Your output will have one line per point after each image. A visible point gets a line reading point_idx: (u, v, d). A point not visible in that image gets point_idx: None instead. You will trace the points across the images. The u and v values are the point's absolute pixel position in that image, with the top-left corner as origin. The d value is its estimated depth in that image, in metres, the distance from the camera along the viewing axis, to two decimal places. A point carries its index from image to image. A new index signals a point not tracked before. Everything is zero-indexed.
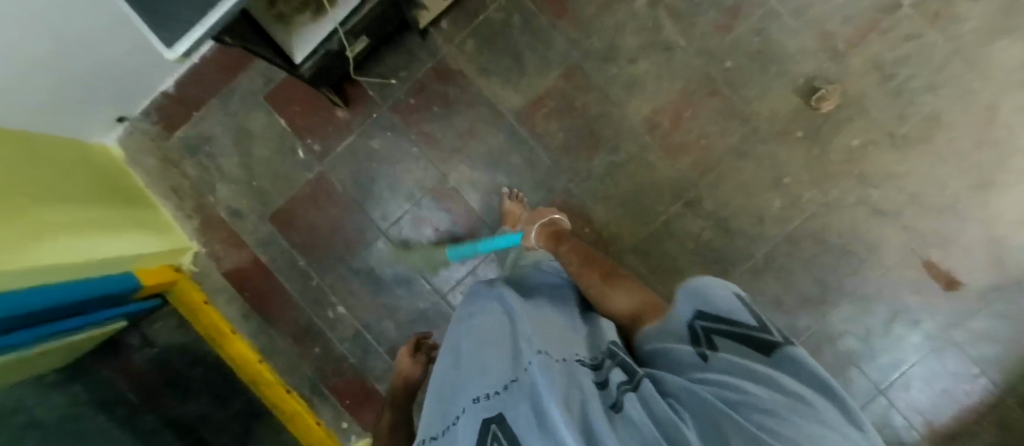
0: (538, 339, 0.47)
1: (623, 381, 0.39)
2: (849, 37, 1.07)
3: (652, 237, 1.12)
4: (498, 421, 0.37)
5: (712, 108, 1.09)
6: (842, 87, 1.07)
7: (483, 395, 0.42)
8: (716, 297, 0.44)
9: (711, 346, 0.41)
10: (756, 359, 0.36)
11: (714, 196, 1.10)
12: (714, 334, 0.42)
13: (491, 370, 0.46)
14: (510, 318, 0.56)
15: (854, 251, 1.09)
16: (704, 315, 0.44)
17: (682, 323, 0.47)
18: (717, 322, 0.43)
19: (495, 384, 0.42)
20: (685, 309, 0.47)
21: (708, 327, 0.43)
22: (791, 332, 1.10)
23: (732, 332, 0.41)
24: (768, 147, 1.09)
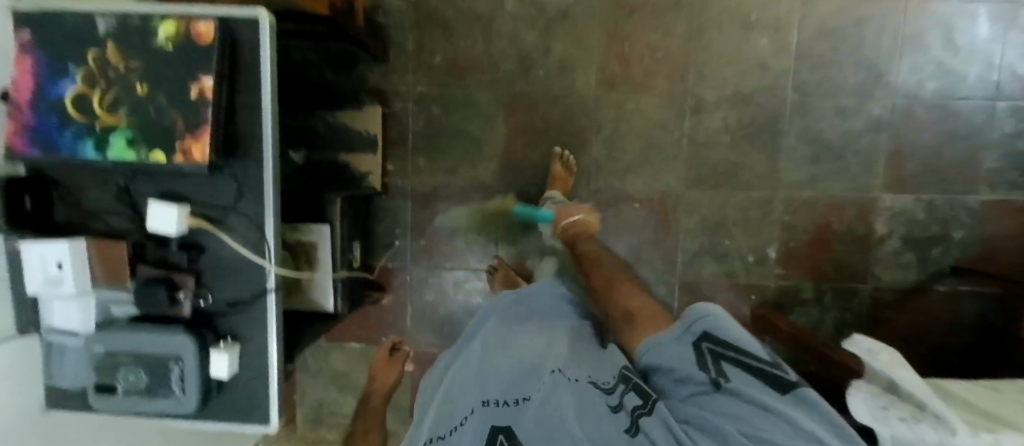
0: (550, 362, 0.49)
1: (638, 405, 0.44)
2: None
3: (693, 162, 1.07)
4: (506, 432, 0.40)
5: (642, 22, 1.02)
6: None
7: (494, 401, 0.44)
8: (724, 327, 0.49)
9: (719, 373, 0.46)
10: (766, 392, 0.42)
11: (712, 84, 1.03)
12: (721, 361, 0.47)
13: (500, 377, 0.48)
14: (515, 337, 0.57)
15: (866, 14, 0.99)
16: (712, 339, 0.49)
17: (683, 346, 0.50)
18: (738, 353, 0.47)
19: (509, 394, 0.45)
20: (686, 333, 0.51)
21: (718, 351, 0.48)
22: (876, 126, 1.03)
23: (739, 362, 0.46)
24: (716, 6, 1.01)
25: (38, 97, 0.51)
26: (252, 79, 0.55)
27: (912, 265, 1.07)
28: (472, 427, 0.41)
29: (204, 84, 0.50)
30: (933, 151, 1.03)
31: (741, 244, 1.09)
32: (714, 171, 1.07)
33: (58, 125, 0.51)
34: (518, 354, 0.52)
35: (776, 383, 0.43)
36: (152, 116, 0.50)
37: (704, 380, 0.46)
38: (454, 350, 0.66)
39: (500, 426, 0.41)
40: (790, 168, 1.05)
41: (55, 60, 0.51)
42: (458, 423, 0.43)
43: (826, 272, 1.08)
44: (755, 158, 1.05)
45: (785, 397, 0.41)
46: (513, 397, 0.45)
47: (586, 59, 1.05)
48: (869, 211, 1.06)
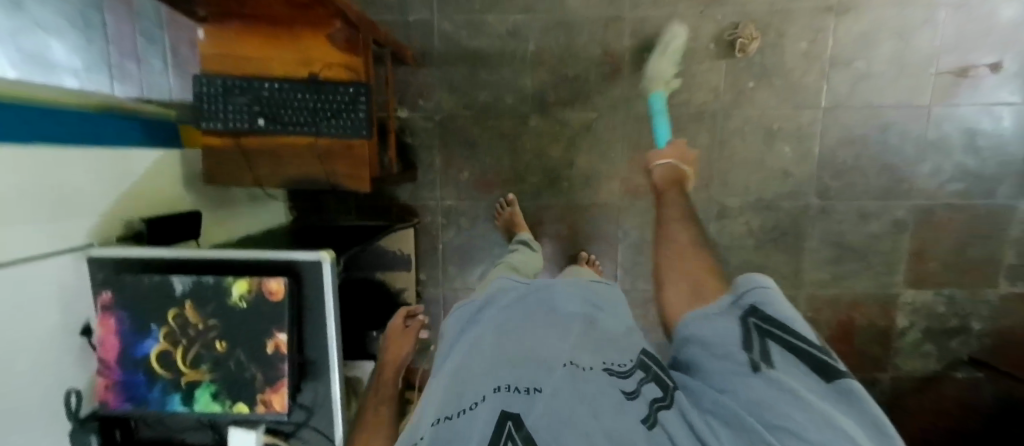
0: (563, 350, 0.39)
1: (659, 395, 0.35)
2: None
3: (720, 265, 1.08)
4: (514, 417, 0.30)
5: (665, 135, 1.03)
6: (750, 19, 0.96)
7: (508, 387, 0.33)
8: (770, 297, 0.37)
9: (761, 355, 0.33)
10: (807, 383, 0.30)
11: (736, 191, 1.05)
12: (766, 341, 0.34)
13: (516, 359, 0.37)
14: (518, 314, 0.45)
15: (888, 122, 1.00)
16: (761, 313, 0.36)
17: (725, 323, 0.38)
18: (771, 326, 0.35)
19: (521, 380, 0.34)
20: (732, 308, 0.39)
21: (761, 328, 0.35)
22: (899, 227, 1.04)
23: (784, 345, 0.33)
24: (738, 117, 1.01)
25: (125, 356, 0.55)
26: (318, 315, 0.58)
27: (931, 354, 1.10)
28: (483, 413, 0.31)
29: (279, 340, 0.54)
30: (955, 250, 1.04)
31: None
32: (740, 273, 1.08)
33: (145, 380, 0.55)
34: (531, 334, 0.41)
35: (804, 368, 0.31)
36: (234, 370, 0.55)
37: (741, 362, 0.34)
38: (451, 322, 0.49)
39: (505, 411, 0.30)
40: (813, 270, 1.07)
41: (138, 321, 0.55)
42: (468, 406, 0.32)
43: (852, 363, 1.11)
44: (779, 260, 1.07)
45: (819, 388, 0.30)
46: (526, 384, 0.34)
47: (611, 171, 1.06)
48: (891, 308, 1.08)
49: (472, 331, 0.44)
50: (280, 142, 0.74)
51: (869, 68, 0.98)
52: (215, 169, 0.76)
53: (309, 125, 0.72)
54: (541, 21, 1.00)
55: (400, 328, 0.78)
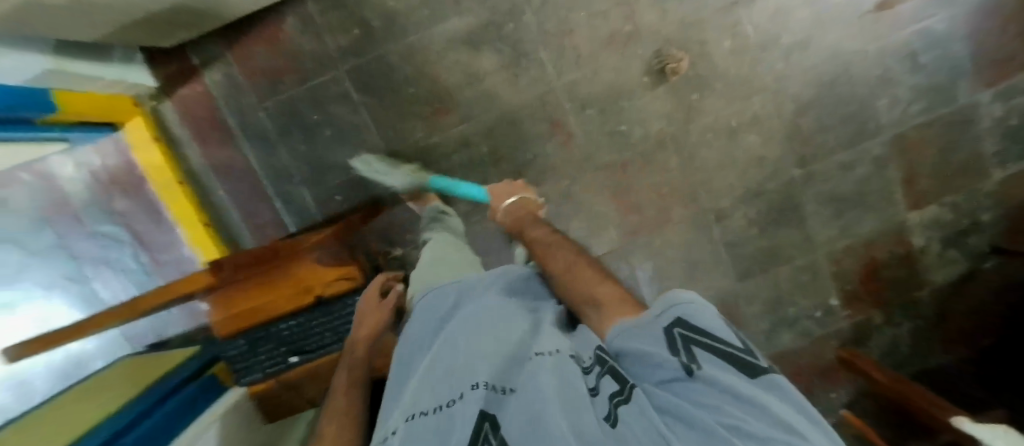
0: (532, 349, 0.45)
1: (615, 388, 0.38)
2: (619, 10, 0.96)
3: (734, 262, 1.11)
4: (489, 419, 0.34)
5: (637, 172, 1.05)
6: (670, 42, 0.97)
7: (484, 384, 0.39)
8: (695, 310, 0.42)
9: (688, 357, 0.38)
10: (739, 380, 0.34)
11: (723, 194, 1.07)
12: (691, 346, 0.39)
13: (491, 360, 0.43)
14: (480, 318, 0.52)
15: (835, 76, 1.01)
16: (685, 325, 0.41)
17: (653, 334, 0.42)
18: (692, 332, 0.40)
19: (498, 380, 0.40)
20: (658, 321, 0.43)
21: (685, 336, 0.40)
22: (881, 163, 1.07)
23: (706, 346, 0.38)
24: (697, 130, 1.03)
25: None
26: None
27: (957, 259, 1.14)
28: (464, 408, 0.36)
29: None
30: (937, 162, 1.08)
31: (807, 305, 1.15)
32: (756, 261, 1.11)
33: None
34: (500, 338, 0.48)
35: (728, 370, 0.35)
36: None
37: (673, 366, 0.37)
38: (421, 317, 0.59)
39: (484, 410, 0.35)
40: (821, 231, 1.10)
41: None
42: (447, 403, 0.38)
43: (888, 295, 1.16)
44: (788, 236, 1.10)
45: (752, 382, 0.34)
46: (500, 383, 0.39)
47: (602, 223, 1.08)
48: (903, 234, 1.11)
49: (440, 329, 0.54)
50: (314, 367, 0.78)
51: (796, 38, 0.99)
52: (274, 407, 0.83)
53: (336, 341, 0.78)
54: (482, 123, 1.02)
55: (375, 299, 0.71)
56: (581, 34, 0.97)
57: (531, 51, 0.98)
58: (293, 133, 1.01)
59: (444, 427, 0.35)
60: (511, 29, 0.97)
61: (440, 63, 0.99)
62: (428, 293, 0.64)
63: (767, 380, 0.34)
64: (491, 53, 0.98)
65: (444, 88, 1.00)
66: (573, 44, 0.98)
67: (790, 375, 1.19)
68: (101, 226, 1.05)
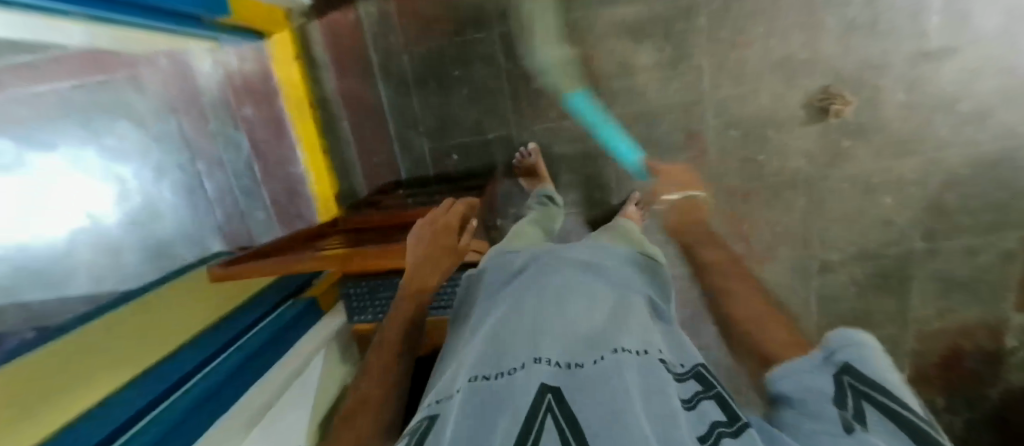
0: (613, 337, 0.41)
1: (725, 418, 0.36)
2: (801, 34, 0.90)
3: (822, 314, 1.10)
4: (554, 392, 0.33)
5: (758, 204, 1.03)
6: (841, 81, 0.92)
7: (549, 360, 0.38)
8: (860, 359, 0.34)
9: (855, 412, 0.31)
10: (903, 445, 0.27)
11: (835, 247, 1.05)
12: (860, 399, 0.31)
13: (561, 339, 0.42)
14: (561, 290, 0.50)
15: (999, 157, 0.95)
16: (854, 372, 0.34)
17: (821, 379, 0.36)
18: (863, 383, 0.32)
19: (569, 359, 0.39)
20: (824, 366, 0.37)
21: (850, 383, 0.33)
22: (1009, 256, 1.02)
23: (868, 396, 0.31)
24: (835, 178, 0.99)
25: None
26: None
27: None
28: (526, 378, 0.36)
29: None
30: None
31: None
32: (843, 319, 1.10)
33: None
34: (577, 317, 0.45)
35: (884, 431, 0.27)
36: None
37: (833, 418, 0.32)
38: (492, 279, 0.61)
39: (546, 384, 0.34)
40: (919, 306, 1.08)
41: None
42: (509, 371, 0.38)
43: (965, 387, 1.12)
44: (884, 303, 1.08)
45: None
46: (569, 362, 0.38)
47: None
48: (1002, 330, 1.08)
49: (513, 291, 0.54)
50: None
51: (976, 107, 0.92)
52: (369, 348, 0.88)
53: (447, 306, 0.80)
54: (618, 117, 1.00)
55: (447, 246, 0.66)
56: (752, 51, 0.92)
57: (694, 56, 0.94)
58: (430, 82, 1.03)
59: (504, 394, 0.34)
60: (682, 28, 0.92)
61: (595, 47, 0.96)
62: (500, 253, 0.67)
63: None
64: (651, 49, 0.94)
65: (592, 75, 0.98)
66: (738, 59, 0.93)
67: None
68: (225, 129, 0.98)
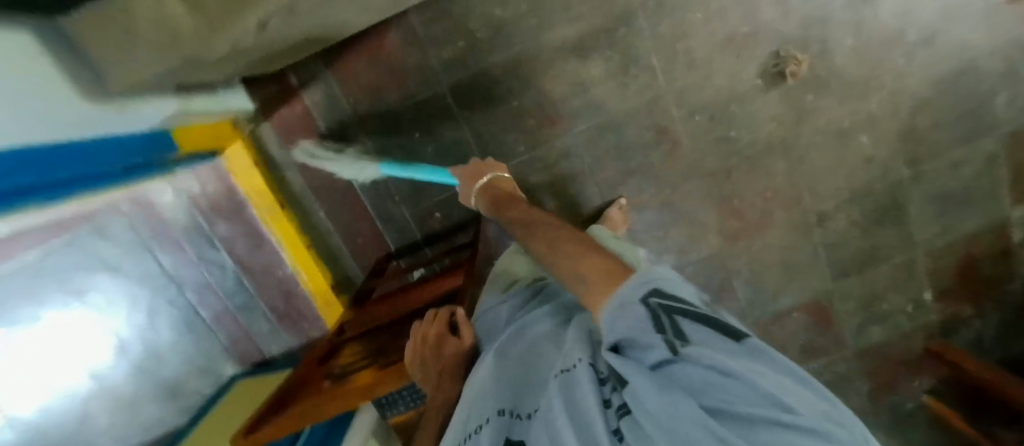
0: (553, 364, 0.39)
1: (622, 400, 0.29)
2: (738, 10, 0.91)
3: (832, 261, 1.11)
4: None
5: (742, 177, 1.03)
6: (789, 43, 0.93)
7: (509, 411, 0.37)
8: (672, 284, 0.31)
9: (674, 333, 0.27)
10: (727, 351, 0.25)
11: (828, 197, 1.05)
12: (674, 317, 0.28)
13: (511, 381, 0.41)
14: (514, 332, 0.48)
15: (957, 73, 0.97)
16: (661, 294, 0.29)
17: (628, 309, 0.30)
18: (674, 304, 0.29)
19: (522, 404, 0.38)
20: (631, 290, 0.31)
21: (662, 308, 0.28)
22: (993, 160, 1.04)
23: (695, 320, 0.27)
24: (808, 133, 1.00)
25: None
26: None
27: None
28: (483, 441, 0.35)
29: None
30: None
31: (898, 301, 1.16)
32: (853, 261, 1.12)
33: None
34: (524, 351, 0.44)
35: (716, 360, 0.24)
36: None
37: (653, 347, 0.27)
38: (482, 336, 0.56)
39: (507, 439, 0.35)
40: (923, 229, 1.09)
41: None
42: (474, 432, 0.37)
43: (983, 290, 1.15)
44: (889, 236, 1.09)
45: (735, 350, 0.25)
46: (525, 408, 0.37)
47: (703, 230, 1.07)
48: (1005, 229, 1.10)
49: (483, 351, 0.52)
50: None
51: (922, 33, 0.93)
52: (413, 435, 0.91)
53: None
54: (586, 133, 1.00)
55: (442, 339, 0.53)
56: (697, 38, 0.93)
57: (643, 57, 0.94)
58: (394, 151, 1.02)
59: None
60: (622, 34, 0.93)
61: (546, 74, 0.96)
62: (486, 309, 0.60)
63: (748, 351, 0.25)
64: (599, 61, 0.94)
65: (549, 101, 0.97)
66: (685, 49, 0.94)
67: (874, 367, 1.21)
68: (205, 252, 0.97)
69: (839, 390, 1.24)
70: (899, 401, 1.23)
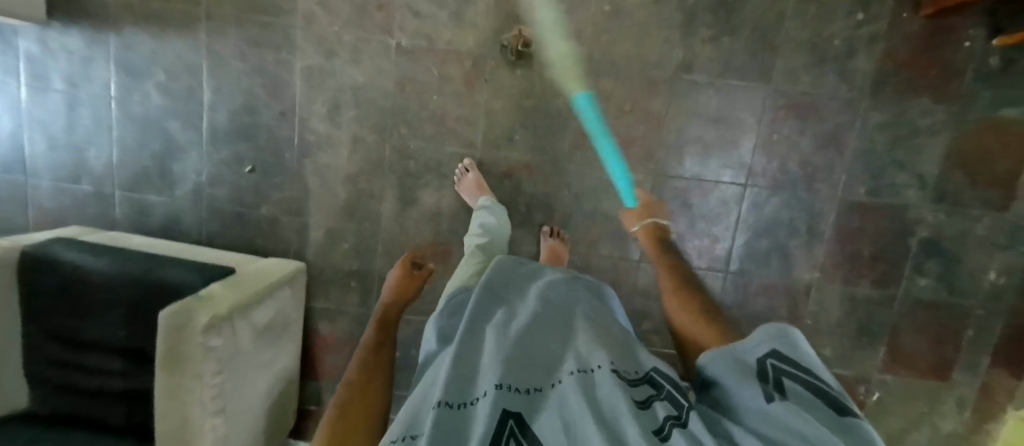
0: (570, 363, 0.45)
1: (670, 410, 0.36)
2: (451, 62, 0.98)
3: (745, 73, 0.98)
4: (514, 416, 0.38)
5: (595, 123, 1.01)
6: (503, 34, 0.97)
7: (508, 385, 0.42)
8: (795, 348, 0.40)
9: (777, 390, 0.36)
10: (823, 415, 0.33)
11: (669, 50, 0.97)
12: (782, 378, 0.38)
13: (530, 370, 0.45)
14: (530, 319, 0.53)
15: None
16: (780, 355, 0.40)
17: (743, 363, 0.41)
18: (788, 364, 0.39)
19: (522, 381, 0.43)
20: (751, 348, 0.41)
21: (777, 368, 0.39)
22: None
23: (803, 381, 0.37)
24: (594, 46, 0.98)
25: None
26: None
27: None
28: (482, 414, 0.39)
29: None
30: None
31: (845, 19, 0.95)
32: (761, 52, 0.97)
33: None
34: (537, 347, 0.49)
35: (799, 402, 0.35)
36: None
37: (759, 392, 0.37)
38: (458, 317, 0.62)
39: (506, 410, 0.39)
40: None
41: None
42: (474, 405, 0.42)
43: None
44: (758, 2, 0.95)
45: (830, 417, 0.33)
46: (526, 386, 0.43)
47: (622, 181, 1.04)
48: None
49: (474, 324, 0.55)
50: None
51: None
52: None
53: None
54: None
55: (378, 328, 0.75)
56: (451, 105, 1.00)
57: (441, 156, 1.03)
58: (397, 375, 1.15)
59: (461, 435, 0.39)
60: (415, 161, 1.03)
61: (408, 236, 1.06)
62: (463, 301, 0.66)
63: (848, 425, 0.32)
64: (423, 191, 1.04)
65: (428, 245, 1.07)
66: (456, 120, 1.01)
67: (908, 80, 0.98)
68: None
69: (909, 129, 1.00)
70: (975, 72, 0.97)
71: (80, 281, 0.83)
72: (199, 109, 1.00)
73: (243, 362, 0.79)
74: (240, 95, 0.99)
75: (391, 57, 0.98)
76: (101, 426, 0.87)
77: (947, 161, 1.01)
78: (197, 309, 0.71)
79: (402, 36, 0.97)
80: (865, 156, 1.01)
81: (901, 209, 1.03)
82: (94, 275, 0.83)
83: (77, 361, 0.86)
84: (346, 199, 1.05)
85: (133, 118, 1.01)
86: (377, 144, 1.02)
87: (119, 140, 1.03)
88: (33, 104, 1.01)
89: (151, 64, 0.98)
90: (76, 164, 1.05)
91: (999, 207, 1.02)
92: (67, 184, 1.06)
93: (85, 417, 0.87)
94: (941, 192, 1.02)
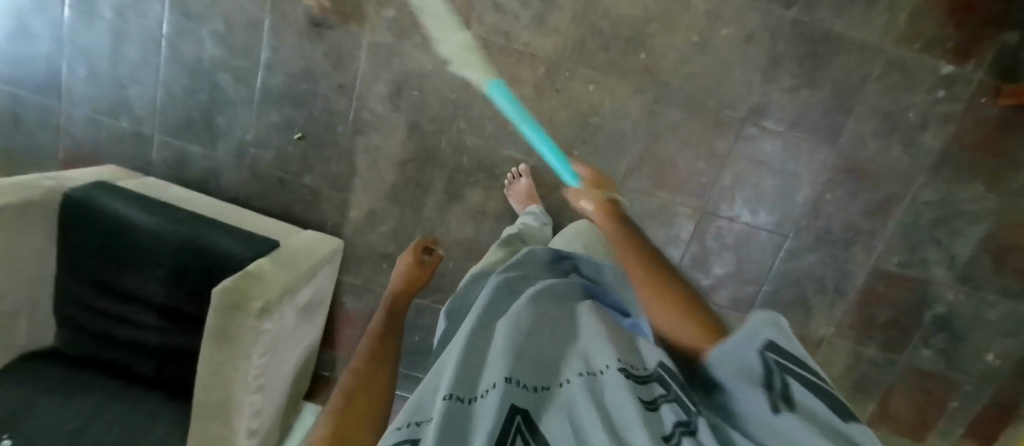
0: (577, 357, 0.39)
1: (679, 411, 0.28)
2: (525, 65, 0.95)
3: (814, 129, 0.97)
4: (521, 417, 0.32)
5: (656, 152, 1.00)
6: (584, 47, 0.93)
7: (514, 380, 0.35)
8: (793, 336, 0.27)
9: (780, 395, 0.24)
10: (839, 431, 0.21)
11: (746, 93, 0.96)
12: (784, 380, 0.25)
13: (539, 363, 0.39)
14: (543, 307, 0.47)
15: None
16: (780, 348, 0.26)
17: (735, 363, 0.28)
18: (791, 363, 0.26)
19: (528, 376, 0.36)
20: (740, 342, 0.28)
21: (777, 366, 0.25)
22: None
23: (809, 383, 0.24)
24: (672, 75, 0.95)
25: None
26: None
27: None
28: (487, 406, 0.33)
29: None
30: None
31: (924, 93, 0.95)
32: (835, 111, 0.96)
33: None
34: (540, 337, 0.43)
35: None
36: None
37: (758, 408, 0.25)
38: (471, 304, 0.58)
39: (512, 405, 0.32)
40: (873, 27, 0.92)
41: None
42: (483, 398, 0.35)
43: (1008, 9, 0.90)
44: (845, 61, 0.93)
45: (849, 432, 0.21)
46: (535, 383, 0.36)
47: (669, 212, 1.04)
48: None
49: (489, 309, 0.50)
50: None
51: None
52: None
53: None
54: None
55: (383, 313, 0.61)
56: (517, 108, 0.98)
57: (496, 158, 1.01)
58: (413, 357, 1.18)
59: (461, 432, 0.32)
60: (469, 158, 1.01)
61: (448, 230, 1.06)
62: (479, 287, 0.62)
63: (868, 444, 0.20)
64: (471, 189, 1.03)
65: (467, 242, 1.07)
66: (519, 124, 0.99)
67: (967, 163, 0.99)
68: None
69: (954, 211, 1.02)
70: None
71: (126, 235, 0.81)
72: (255, 66, 0.95)
73: (285, 337, 0.82)
74: (300, 59, 0.95)
75: (465, 49, 0.94)
76: (129, 376, 0.89)
77: (980, 247, 1.04)
78: (251, 296, 0.71)
79: (480, 29, 0.92)
80: (907, 229, 1.03)
81: (925, 284, 1.07)
82: (141, 231, 0.81)
83: (110, 311, 0.86)
84: (393, 183, 1.03)
85: (183, 62, 0.96)
86: (434, 134, 0.99)
87: (165, 82, 0.98)
88: (76, 28, 0.95)
89: (210, 9, 0.92)
90: (115, 99, 1.00)
91: (1013, 298, 1.07)
92: (104, 118, 1.01)
93: (113, 365, 0.89)
94: (967, 275, 1.06)
